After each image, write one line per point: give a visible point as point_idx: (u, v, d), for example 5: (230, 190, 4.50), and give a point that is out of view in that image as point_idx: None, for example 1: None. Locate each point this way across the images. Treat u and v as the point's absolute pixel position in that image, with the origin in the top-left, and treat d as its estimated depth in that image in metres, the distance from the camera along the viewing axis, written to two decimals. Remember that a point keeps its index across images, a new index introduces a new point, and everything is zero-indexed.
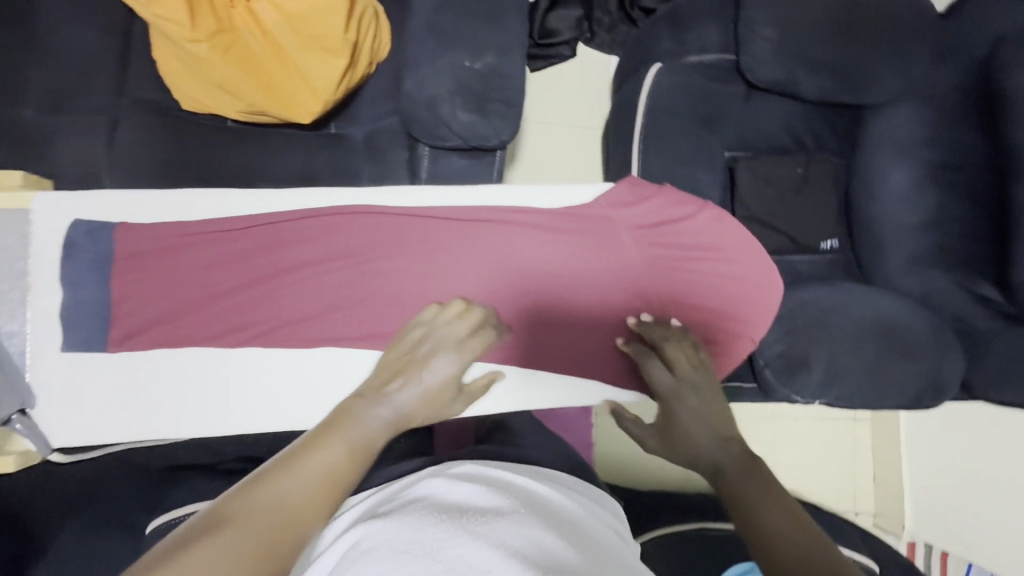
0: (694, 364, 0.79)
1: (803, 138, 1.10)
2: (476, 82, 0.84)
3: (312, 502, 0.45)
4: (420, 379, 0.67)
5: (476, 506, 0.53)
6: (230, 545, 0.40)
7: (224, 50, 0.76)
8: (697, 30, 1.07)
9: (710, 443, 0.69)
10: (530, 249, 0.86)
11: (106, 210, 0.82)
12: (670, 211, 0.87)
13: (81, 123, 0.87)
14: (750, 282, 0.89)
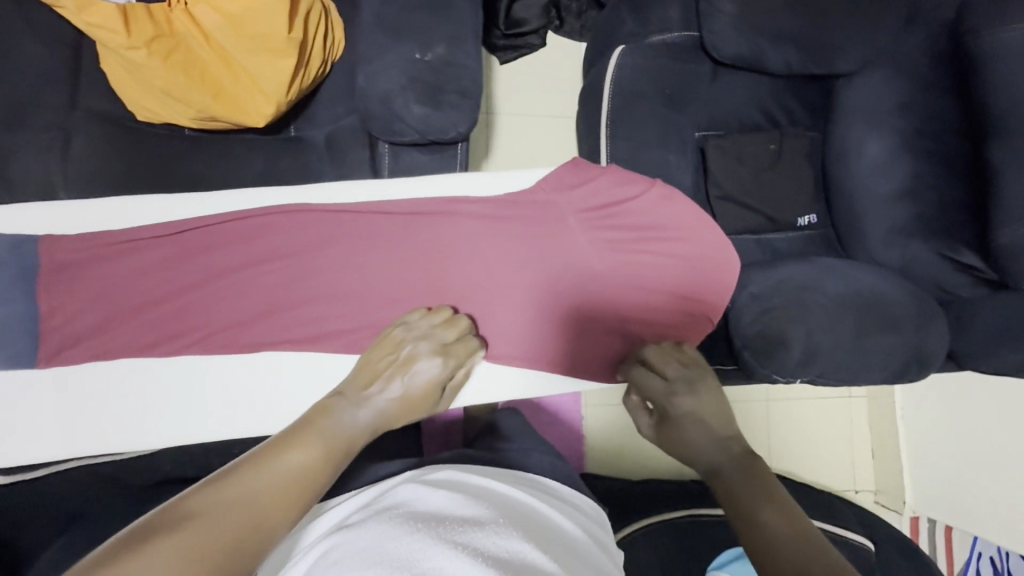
0: (681, 363, 0.80)
1: (773, 114, 1.09)
2: (428, 74, 0.83)
3: (277, 504, 0.48)
4: (402, 381, 0.72)
5: (452, 515, 0.52)
6: (192, 542, 0.41)
7: (164, 56, 0.74)
8: (657, 9, 1.05)
9: (710, 447, 0.70)
10: (472, 240, 0.84)
11: (56, 221, 0.83)
12: (616, 191, 0.85)
13: (34, 139, 0.87)
14: (708, 258, 0.86)
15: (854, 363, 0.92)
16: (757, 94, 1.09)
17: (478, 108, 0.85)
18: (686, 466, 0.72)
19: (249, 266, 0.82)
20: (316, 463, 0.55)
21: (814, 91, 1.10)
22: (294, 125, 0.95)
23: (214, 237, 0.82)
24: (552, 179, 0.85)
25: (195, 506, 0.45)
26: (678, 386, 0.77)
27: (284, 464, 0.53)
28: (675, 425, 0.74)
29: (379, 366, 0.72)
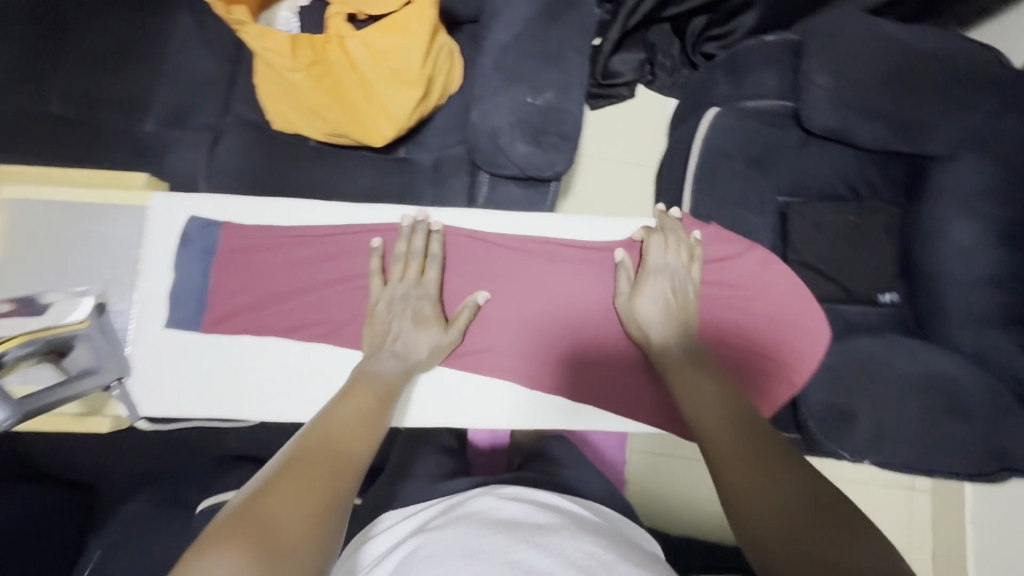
0: (680, 253, 0.87)
1: (858, 186, 1.07)
2: (536, 117, 0.89)
3: (349, 436, 0.62)
4: (414, 333, 0.83)
5: (530, 521, 0.61)
6: (307, 477, 0.52)
7: (318, 80, 0.85)
8: (755, 75, 1.08)
9: (670, 326, 0.83)
10: (580, 276, 0.92)
11: (217, 209, 0.91)
12: (720, 250, 0.92)
13: (192, 137, 1.02)
14: (795, 322, 0.91)
15: (923, 453, 0.90)
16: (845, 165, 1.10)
17: (576, 151, 0.91)
18: (646, 338, 0.84)
19: (357, 270, 0.91)
20: (359, 406, 0.69)
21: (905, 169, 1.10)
22: (405, 147, 1.04)
23: (328, 242, 0.91)
24: (661, 228, 0.92)
25: (293, 454, 0.56)
26: (656, 275, 0.85)
27: (336, 409, 0.67)
28: (642, 296, 0.84)
29: (387, 327, 0.83)
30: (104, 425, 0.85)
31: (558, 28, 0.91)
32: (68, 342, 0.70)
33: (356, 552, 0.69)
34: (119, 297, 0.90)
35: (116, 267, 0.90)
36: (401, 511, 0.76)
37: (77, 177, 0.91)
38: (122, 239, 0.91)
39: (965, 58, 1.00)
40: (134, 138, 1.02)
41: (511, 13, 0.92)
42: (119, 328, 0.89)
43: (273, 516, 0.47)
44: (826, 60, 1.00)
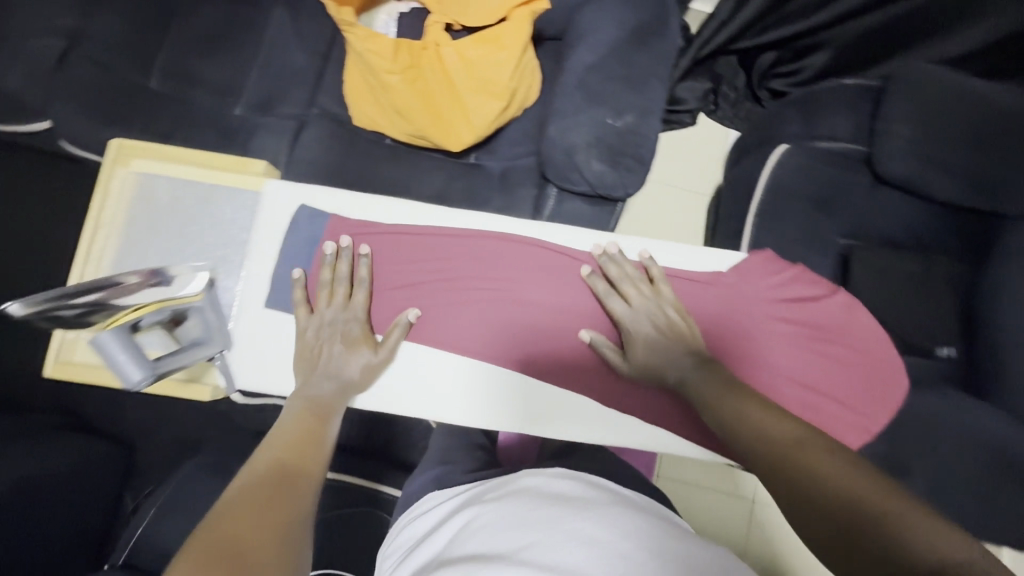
0: (644, 296, 0.84)
1: (923, 236, 1.06)
2: (614, 138, 0.91)
3: (293, 456, 0.65)
4: (348, 357, 0.82)
5: (578, 496, 0.66)
6: (256, 499, 0.55)
7: (411, 82, 0.89)
8: (829, 117, 1.09)
9: (666, 362, 0.80)
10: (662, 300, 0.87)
11: (329, 200, 0.92)
12: (801, 290, 0.87)
13: (277, 124, 1.06)
14: (880, 372, 0.86)
15: (979, 511, 0.88)
16: None
17: (647, 174, 0.93)
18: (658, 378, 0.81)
19: (432, 271, 0.91)
20: (302, 429, 0.71)
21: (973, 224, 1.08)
22: (476, 153, 1.07)
23: (408, 241, 0.91)
24: (744, 263, 0.88)
25: (243, 485, 0.58)
26: (635, 322, 0.83)
27: (275, 437, 0.69)
28: (639, 347, 0.82)
29: (323, 350, 0.83)
30: (205, 393, 0.87)
31: (643, 55, 0.93)
32: (177, 314, 0.76)
33: (409, 524, 0.75)
34: (226, 274, 0.90)
35: (228, 247, 0.91)
36: (441, 493, 0.79)
37: (197, 158, 0.92)
38: (237, 221, 0.91)
39: None
40: (222, 120, 1.07)
41: (597, 35, 0.95)
42: (226, 303, 0.89)
43: (242, 541, 0.49)
44: (905, 109, 1.01)
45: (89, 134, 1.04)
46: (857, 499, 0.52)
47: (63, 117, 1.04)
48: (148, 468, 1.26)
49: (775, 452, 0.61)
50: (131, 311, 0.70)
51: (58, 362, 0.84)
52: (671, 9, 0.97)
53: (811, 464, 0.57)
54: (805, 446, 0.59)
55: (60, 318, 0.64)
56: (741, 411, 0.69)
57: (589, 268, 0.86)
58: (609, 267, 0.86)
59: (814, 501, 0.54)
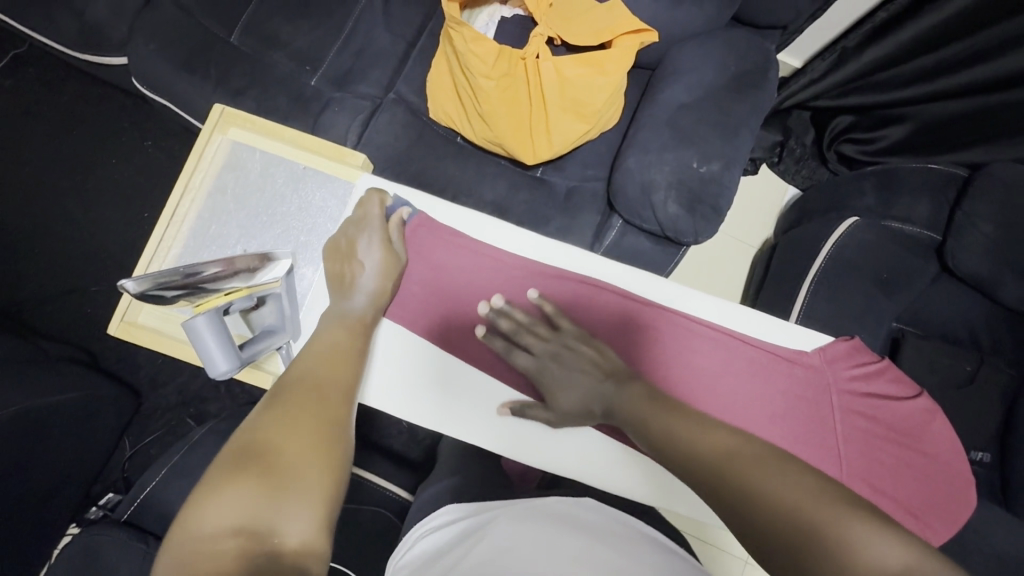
0: (546, 336, 0.70)
1: (980, 339, 1.05)
2: (695, 183, 0.88)
3: (336, 365, 0.60)
4: (365, 259, 0.72)
5: (601, 529, 0.61)
6: (294, 414, 0.51)
7: (502, 90, 0.87)
8: (908, 200, 1.08)
9: (586, 398, 0.67)
10: (732, 372, 0.76)
11: (420, 203, 0.81)
12: (884, 386, 0.76)
13: (351, 102, 1.02)
14: (957, 487, 0.74)
15: None
16: (974, 316, 1.06)
17: (720, 225, 0.91)
18: (591, 418, 0.69)
19: (509, 295, 0.79)
20: (344, 347, 0.63)
21: None
22: (544, 168, 1.03)
23: (489, 258, 0.79)
24: (830, 346, 0.76)
25: (284, 390, 0.54)
26: (548, 373, 0.69)
27: (313, 348, 0.62)
28: (558, 395, 0.68)
29: (344, 253, 0.73)
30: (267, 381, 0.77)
31: (738, 104, 0.91)
32: (259, 299, 0.71)
33: (415, 545, 0.65)
34: (305, 261, 0.80)
35: (309, 234, 0.80)
36: (455, 508, 0.69)
37: (299, 136, 0.85)
38: (323, 210, 0.81)
39: None
40: (295, 85, 1.03)
41: (694, 76, 0.93)
42: (298, 292, 0.77)
43: (271, 445, 0.48)
44: (990, 207, 0.99)
45: (163, 78, 1.02)
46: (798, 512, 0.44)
47: (140, 55, 1.01)
48: (149, 418, 1.22)
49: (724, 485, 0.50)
50: (223, 294, 0.65)
51: (123, 322, 0.77)
52: (772, 61, 0.96)
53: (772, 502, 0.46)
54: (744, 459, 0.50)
55: (157, 299, 0.61)
56: (671, 436, 0.57)
57: (482, 328, 0.72)
58: (500, 322, 0.71)
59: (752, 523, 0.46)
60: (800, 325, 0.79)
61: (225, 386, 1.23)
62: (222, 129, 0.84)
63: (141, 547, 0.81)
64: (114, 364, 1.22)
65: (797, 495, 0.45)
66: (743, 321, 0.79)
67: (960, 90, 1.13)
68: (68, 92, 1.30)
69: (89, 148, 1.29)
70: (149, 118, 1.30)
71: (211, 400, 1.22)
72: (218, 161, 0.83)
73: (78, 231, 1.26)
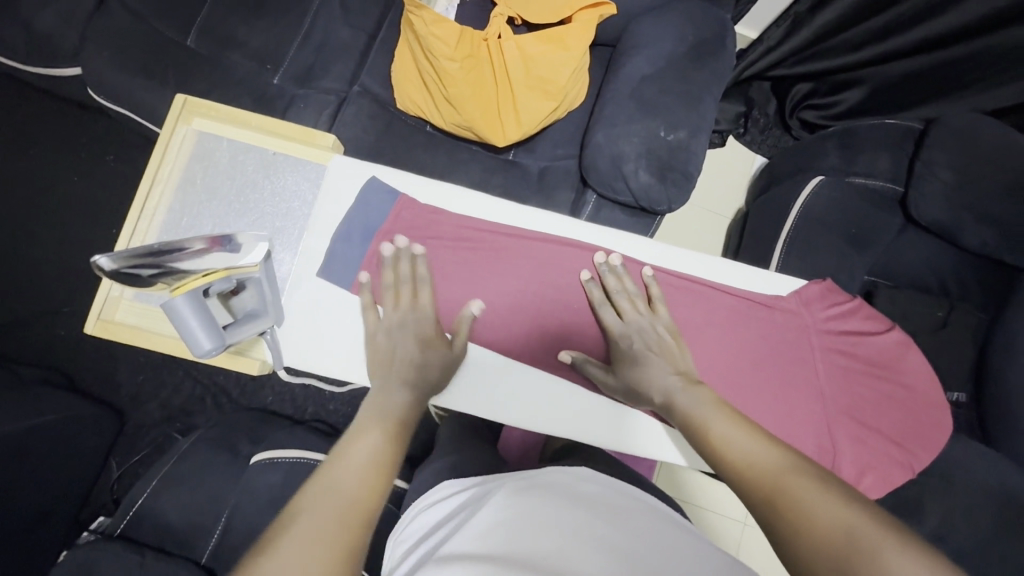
0: (645, 311, 0.74)
1: (948, 285, 1.09)
2: (664, 151, 0.90)
3: (365, 482, 0.53)
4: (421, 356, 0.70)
5: (603, 500, 0.60)
6: (307, 538, 0.45)
7: (467, 72, 0.87)
8: (868, 155, 1.11)
9: (653, 380, 0.69)
10: (721, 320, 0.77)
11: (398, 179, 0.81)
12: (859, 323, 0.78)
13: (315, 97, 1.01)
14: (931, 416, 0.78)
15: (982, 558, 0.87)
16: (941, 262, 1.10)
17: (692, 191, 0.93)
18: (644, 404, 0.71)
19: (491, 267, 0.79)
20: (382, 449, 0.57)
21: (996, 276, 1.09)
22: (515, 150, 1.04)
23: (467, 231, 0.80)
24: (806, 290, 0.78)
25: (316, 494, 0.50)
26: (624, 338, 0.73)
27: (349, 461, 0.54)
28: (625, 364, 0.72)
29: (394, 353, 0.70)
30: (255, 366, 0.78)
31: (699, 72, 0.94)
32: (239, 283, 0.66)
33: (428, 509, 0.65)
34: (280, 247, 0.80)
35: (286, 220, 0.81)
36: (459, 481, 0.69)
37: (267, 122, 0.84)
38: (297, 195, 0.81)
39: None
40: (257, 85, 1.01)
41: (654, 47, 0.95)
42: (279, 278, 0.78)
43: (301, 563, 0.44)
44: (946, 155, 1.02)
45: (117, 87, 0.99)
46: (851, 534, 0.44)
47: (94, 64, 0.98)
48: (135, 438, 1.19)
49: (763, 479, 0.52)
50: (201, 276, 0.62)
51: (100, 321, 0.76)
52: (728, 31, 0.98)
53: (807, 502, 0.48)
54: (796, 472, 0.51)
55: (131, 279, 0.61)
56: (728, 432, 0.59)
57: (588, 274, 0.77)
58: (608, 278, 0.76)
59: (796, 555, 0.46)
60: (775, 272, 0.81)
61: (211, 398, 1.21)
62: (186, 121, 0.83)
63: (137, 558, 0.80)
64: (93, 386, 1.19)
65: (855, 518, 0.45)
66: (719, 268, 0.81)
67: (908, 49, 1.18)
68: (21, 112, 1.27)
69: (50, 169, 1.25)
70: (109, 132, 1.27)
71: (198, 413, 1.20)
72: (185, 153, 0.82)
73: (46, 254, 1.22)
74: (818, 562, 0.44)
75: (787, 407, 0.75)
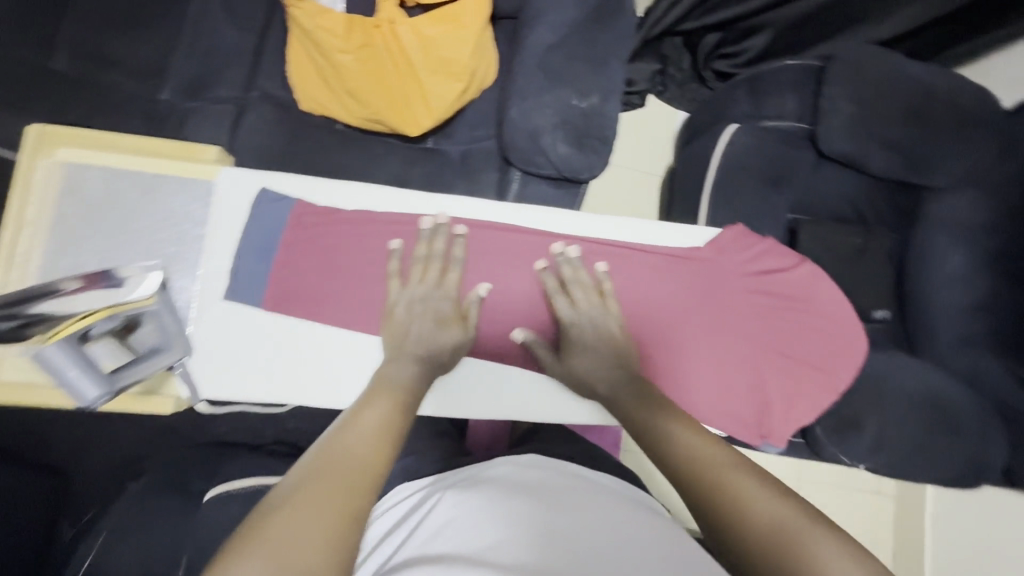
0: (594, 303, 0.74)
1: (864, 212, 1.16)
2: (578, 119, 0.91)
3: (376, 456, 0.51)
4: (419, 331, 0.70)
5: (545, 485, 0.61)
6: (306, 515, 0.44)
7: (364, 62, 0.85)
8: (776, 98, 1.14)
9: (596, 371, 0.71)
10: (643, 276, 0.79)
11: (292, 184, 0.81)
12: (771, 262, 0.82)
13: (209, 108, 0.95)
14: (847, 339, 0.82)
15: (916, 458, 0.95)
16: (855, 192, 1.15)
17: (611, 155, 0.93)
18: (587, 392, 0.73)
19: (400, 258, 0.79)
20: (392, 408, 0.58)
21: (904, 196, 1.16)
22: (434, 137, 1.02)
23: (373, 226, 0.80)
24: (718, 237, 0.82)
25: (323, 469, 0.48)
26: (576, 328, 0.73)
27: (358, 426, 0.54)
28: (574, 353, 0.73)
29: (399, 326, 0.71)
30: (170, 404, 0.74)
31: (602, 35, 0.93)
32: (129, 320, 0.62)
33: (380, 517, 0.64)
34: (178, 274, 0.78)
35: (180, 243, 0.78)
36: (410, 484, 0.69)
37: (141, 144, 0.79)
38: (189, 216, 0.79)
39: (970, 96, 1.07)
40: (143, 103, 0.94)
41: (556, 13, 0.93)
42: (179, 306, 0.76)
43: (294, 547, 0.42)
44: (846, 88, 1.06)
45: None
46: (781, 524, 0.47)
47: None
48: (79, 497, 1.11)
49: (703, 470, 0.53)
50: (80, 320, 0.57)
51: None
52: None
53: (739, 491, 0.50)
54: (734, 463, 0.52)
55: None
56: (664, 428, 0.59)
57: (543, 264, 0.77)
58: (564, 267, 0.76)
59: (737, 545, 0.48)
60: (691, 224, 0.84)
61: (159, 438, 1.15)
62: (48, 153, 0.76)
63: None
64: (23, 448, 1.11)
65: (786, 511, 0.48)
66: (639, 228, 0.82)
67: None
68: None
69: None
70: None
71: (147, 456, 1.15)
72: (53, 189, 0.75)
73: None
74: (752, 551, 0.47)
75: (712, 353, 0.78)
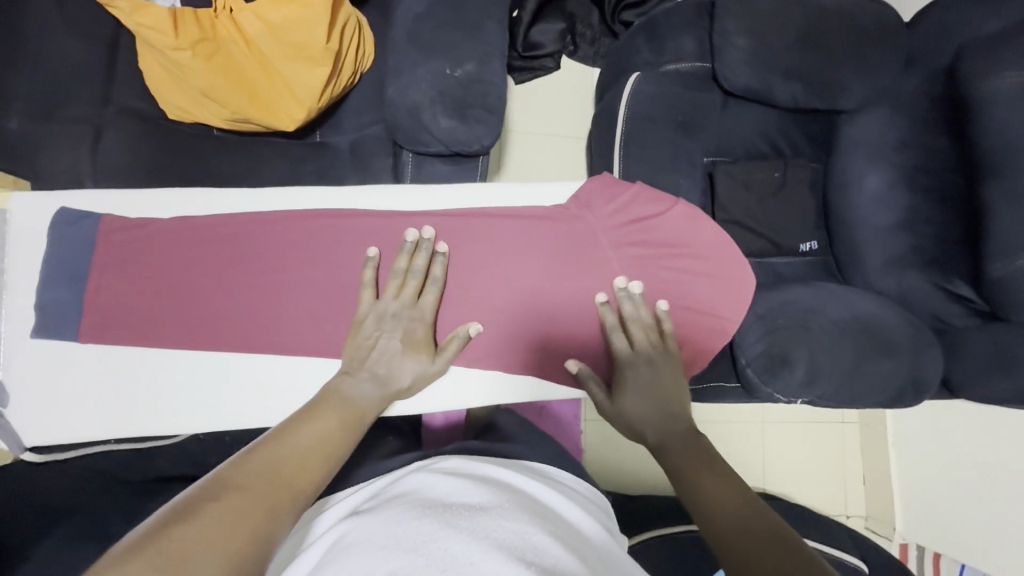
0: (654, 344, 0.79)
1: (779, 145, 1.13)
2: (457, 89, 0.85)
3: (301, 477, 0.50)
4: (385, 342, 0.74)
5: (461, 501, 0.50)
6: (216, 523, 0.41)
7: (207, 59, 0.78)
8: (674, 39, 1.09)
9: (643, 414, 0.74)
10: (511, 243, 0.86)
11: (90, 206, 0.84)
12: (641, 210, 0.87)
13: (61, 131, 0.88)
14: (721, 277, 0.88)
15: (853, 384, 0.93)
16: (765, 125, 1.13)
17: (502, 122, 0.88)
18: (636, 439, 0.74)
19: (230, 261, 0.84)
20: (332, 430, 0.59)
21: (819, 123, 1.14)
22: (320, 130, 0.96)
23: (208, 238, 0.84)
24: (585, 194, 0.87)
25: (239, 479, 0.46)
26: (631, 366, 0.78)
27: (293, 444, 0.54)
28: (627, 393, 0.76)
29: (363, 345, 0.74)
30: None
31: None
32: None
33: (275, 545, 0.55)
34: None
35: None
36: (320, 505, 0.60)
37: None
38: None
39: (868, 10, 1.03)
40: None
41: None
42: None
43: (197, 551, 0.38)
44: (740, 21, 1.02)
45: None
46: None
47: None
48: None
49: (752, 537, 0.50)
50: None
51: None
52: None
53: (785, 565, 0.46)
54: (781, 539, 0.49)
55: None
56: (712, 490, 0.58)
57: (414, 236, 0.80)
58: (625, 303, 0.81)
59: None
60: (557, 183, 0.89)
61: None
62: None
63: None
64: None
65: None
66: (495, 198, 0.87)
67: None
68: None
69: None
70: None
71: None
72: None
73: None
74: None
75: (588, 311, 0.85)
